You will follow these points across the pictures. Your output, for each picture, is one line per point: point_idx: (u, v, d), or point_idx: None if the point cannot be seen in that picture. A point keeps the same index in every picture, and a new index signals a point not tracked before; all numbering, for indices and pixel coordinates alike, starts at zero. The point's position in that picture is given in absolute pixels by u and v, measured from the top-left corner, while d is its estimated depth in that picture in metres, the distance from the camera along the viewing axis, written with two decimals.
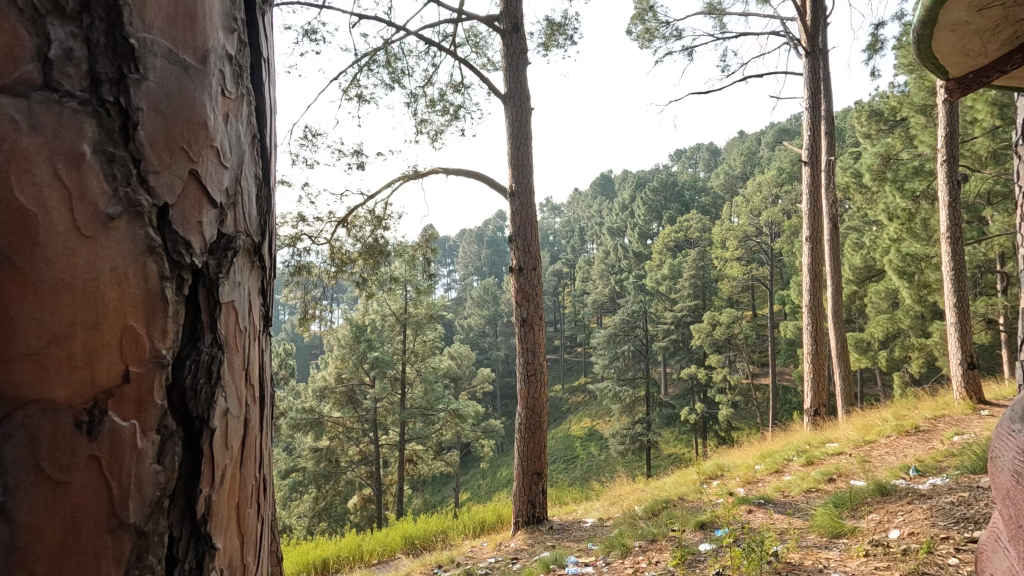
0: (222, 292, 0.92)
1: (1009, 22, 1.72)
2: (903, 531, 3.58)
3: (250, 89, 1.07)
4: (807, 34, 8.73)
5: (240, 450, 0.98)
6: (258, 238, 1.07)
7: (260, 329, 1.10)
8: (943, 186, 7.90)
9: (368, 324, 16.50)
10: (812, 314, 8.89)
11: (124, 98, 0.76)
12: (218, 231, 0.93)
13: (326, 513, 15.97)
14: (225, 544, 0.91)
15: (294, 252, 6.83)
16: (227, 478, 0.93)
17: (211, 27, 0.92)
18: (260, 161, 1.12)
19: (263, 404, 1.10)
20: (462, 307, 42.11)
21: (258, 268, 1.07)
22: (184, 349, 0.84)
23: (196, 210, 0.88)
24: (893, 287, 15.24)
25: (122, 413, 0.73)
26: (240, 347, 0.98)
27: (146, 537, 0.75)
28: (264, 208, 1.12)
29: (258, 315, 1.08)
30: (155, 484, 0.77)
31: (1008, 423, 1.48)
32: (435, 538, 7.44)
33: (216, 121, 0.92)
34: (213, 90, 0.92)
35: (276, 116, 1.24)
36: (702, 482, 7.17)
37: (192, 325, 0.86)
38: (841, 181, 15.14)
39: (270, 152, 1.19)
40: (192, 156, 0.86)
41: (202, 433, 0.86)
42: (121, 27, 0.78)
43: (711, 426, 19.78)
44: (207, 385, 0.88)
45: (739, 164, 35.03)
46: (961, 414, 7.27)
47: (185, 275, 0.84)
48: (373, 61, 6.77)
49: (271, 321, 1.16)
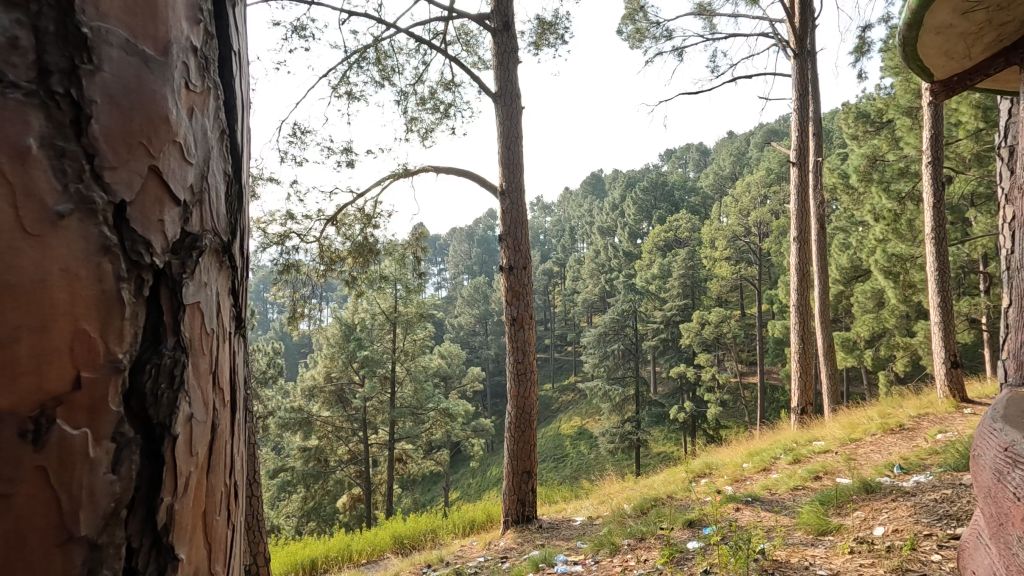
0: (187, 292, 0.89)
1: (993, 26, 1.74)
2: (888, 528, 3.62)
3: (218, 83, 1.04)
4: (796, 36, 8.81)
5: (206, 456, 0.94)
6: (227, 237, 1.04)
7: (231, 330, 1.07)
8: (928, 188, 7.99)
9: (357, 323, 16.40)
10: (800, 314, 8.96)
11: (75, 89, 0.74)
12: (182, 229, 0.90)
13: (315, 512, 16.02)
14: (189, 555, 0.88)
15: (282, 251, 6.77)
16: (192, 488, 0.90)
17: (173, 17, 0.90)
18: (230, 157, 1.10)
19: (234, 409, 1.07)
20: (452, 305, 42.04)
21: (227, 268, 1.04)
22: (144, 353, 0.81)
23: (157, 208, 0.85)
24: (879, 287, 15.42)
25: (73, 421, 0.70)
26: (207, 350, 0.95)
27: (100, 551, 0.71)
28: (234, 205, 1.09)
29: (228, 317, 1.05)
30: (110, 494, 0.73)
31: (990, 422, 1.50)
32: (424, 537, 7.40)
33: (179, 115, 0.89)
34: (176, 83, 0.89)
35: (247, 113, 1.21)
36: (691, 480, 7.22)
37: (154, 327, 0.83)
38: (829, 182, 15.28)
39: (240, 150, 1.16)
40: (151, 151, 0.83)
41: (164, 440, 0.83)
42: (72, 15, 0.75)
43: (699, 424, 19.89)
44: (169, 390, 0.84)
45: (728, 165, 35.29)
46: (944, 412, 7.38)
47: (145, 275, 0.81)
48: (363, 58, 6.74)
49: (242, 324, 1.13)
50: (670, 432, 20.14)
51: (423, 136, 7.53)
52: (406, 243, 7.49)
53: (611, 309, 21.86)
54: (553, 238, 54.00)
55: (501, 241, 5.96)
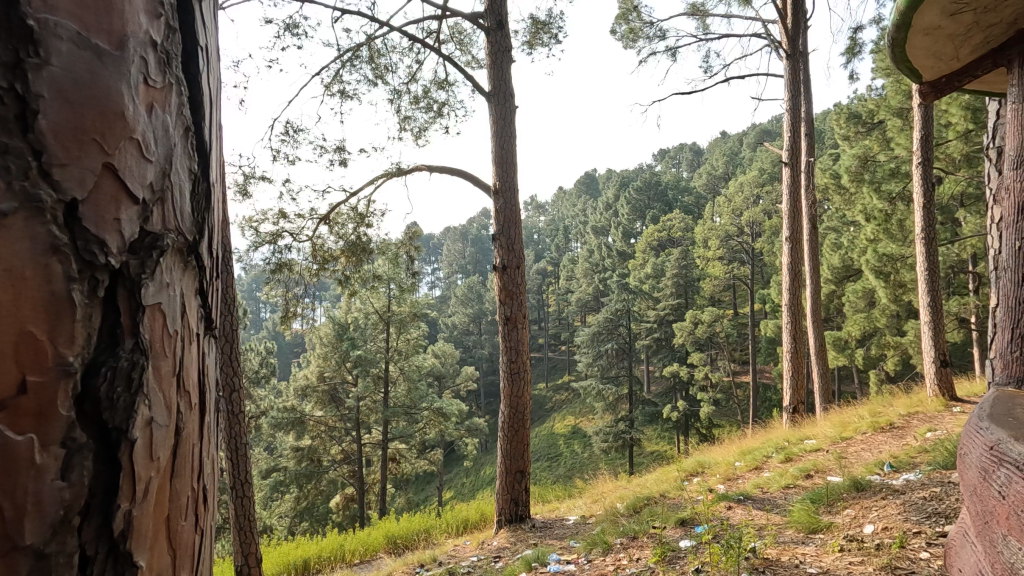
0: (145, 293, 0.87)
1: (980, 27, 1.76)
2: (877, 526, 3.65)
3: (182, 79, 1.02)
4: (788, 36, 8.85)
5: (169, 460, 0.92)
6: (193, 236, 1.02)
7: (199, 331, 1.05)
8: (919, 188, 8.06)
9: (350, 322, 16.33)
10: (792, 313, 9.00)
11: (21, 84, 0.73)
12: (141, 228, 0.88)
13: (309, 514, 16.39)
14: (149, 561, 0.86)
15: (274, 250, 6.75)
16: (153, 492, 0.88)
17: (131, 10, 0.88)
18: (198, 154, 1.07)
19: (202, 411, 1.05)
20: (446, 305, 41.94)
21: (193, 268, 1.02)
22: (99, 356, 0.80)
23: (112, 207, 0.83)
24: (870, 287, 15.54)
25: (18, 426, 0.70)
26: (169, 352, 0.92)
27: (47, 559, 0.70)
28: (201, 205, 1.07)
29: (195, 317, 1.02)
30: (59, 501, 0.72)
31: (977, 420, 1.51)
32: (417, 537, 7.38)
33: (138, 112, 0.87)
34: (135, 78, 0.87)
35: (218, 109, 1.19)
36: (684, 479, 7.25)
37: (110, 330, 0.82)
38: (821, 182, 15.38)
39: (210, 146, 1.14)
40: (106, 149, 0.82)
41: (120, 445, 0.81)
42: (17, 8, 0.74)
43: (692, 423, 19.96)
44: (126, 392, 0.82)
45: (721, 165, 35.45)
46: (934, 411, 7.45)
47: (100, 276, 0.80)
48: (356, 56, 6.73)
49: (212, 324, 1.10)
50: (663, 432, 20.22)
51: (417, 135, 7.52)
52: (400, 242, 7.46)
53: (605, 308, 21.90)
54: (547, 237, 54.01)
55: (494, 241, 5.95)
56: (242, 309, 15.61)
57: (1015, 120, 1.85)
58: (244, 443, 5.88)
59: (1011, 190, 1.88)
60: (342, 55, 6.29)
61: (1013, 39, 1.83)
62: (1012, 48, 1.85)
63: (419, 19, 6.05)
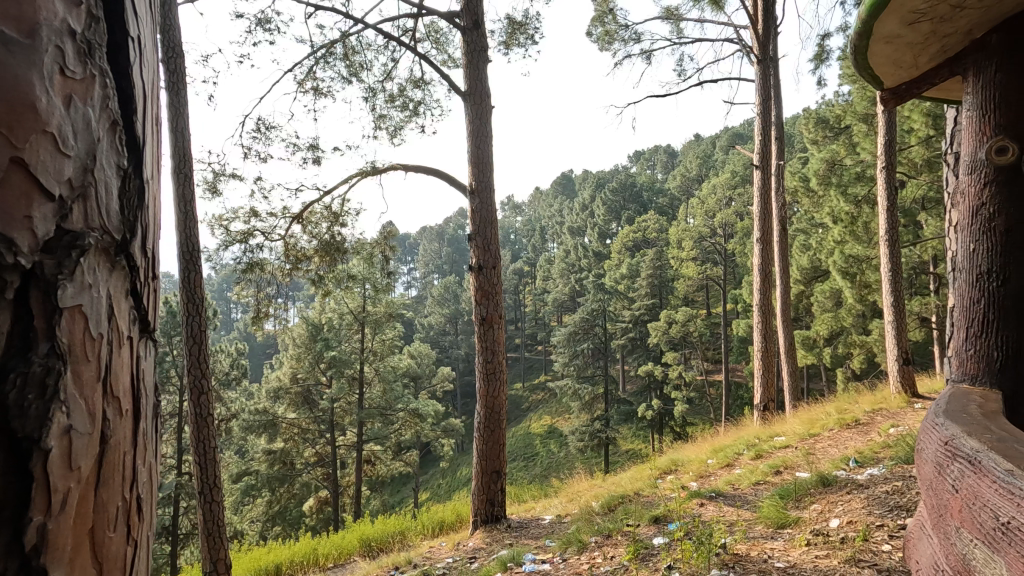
0: (65, 294, 0.80)
1: (937, 36, 1.82)
2: (843, 520, 3.75)
3: (108, 68, 0.95)
4: (759, 42, 9.04)
5: (94, 472, 0.84)
6: (122, 235, 0.95)
7: (131, 334, 0.98)
8: (883, 192, 8.31)
9: (324, 322, 16.08)
10: (762, 313, 9.20)
11: None
12: (58, 224, 0.80)
13: (280, 518, 16.09)
14: None
15: (245, 249, 6.62)
16: (73, 508, 0.80)
17: None
18: (128, 150, 1.00)
19: (135, 420, 0.98)
20: (422, 305, 41.63)
21: (123, 267, 0.94)
22: (9, 362, 0.72)
23: (22, 204, 0.75)
24: (836, 287, 15.97)
25: None
26: (93, 356, 0.84)
27: None
28: (133, 202, 1.00)
29: (124, 320, 0.95)
30: None
31: (934, 416, 1.56)
32: (392, 539, 7.28)
33: (51, 104, 0.80)
34: (47, 68, 0.80)
35: (152, 103, 1.13)
36: (657, 477, 7.35)
37: (22, 334, 0.74)
38: (790, 185, 15.75)
39: (144, 141, 1.07)
40: (13, 142, 0.75)
41: (34, 458, 0.74)
42: None
43: (666, 422, 20.19)
44: (38, 401, 0.74)
45: (695, 167, 36.07)
46: (897, 407, 7.69)
47: (10, 277, 0.73)
48: (330, 53, 6.64)
49: (146, 327, 1.03)
50: (638, 430, 20.44)
51: (393, 134, 7.46)
52: (374, 242, 7.37)
53: (581, 308, 22.03)
54: (524, 237, 54.09)
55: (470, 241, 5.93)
56: (212, 309, 15.25)
57: (972, 126, 1.92)
58: (213, 447, 5.73)
59: (967, 194, 1.96)
60: (316, 52, 6.24)
61: (970, 46, 1.90)
62: (968, 56, 1.92)
63: (394, 18, 6.00)
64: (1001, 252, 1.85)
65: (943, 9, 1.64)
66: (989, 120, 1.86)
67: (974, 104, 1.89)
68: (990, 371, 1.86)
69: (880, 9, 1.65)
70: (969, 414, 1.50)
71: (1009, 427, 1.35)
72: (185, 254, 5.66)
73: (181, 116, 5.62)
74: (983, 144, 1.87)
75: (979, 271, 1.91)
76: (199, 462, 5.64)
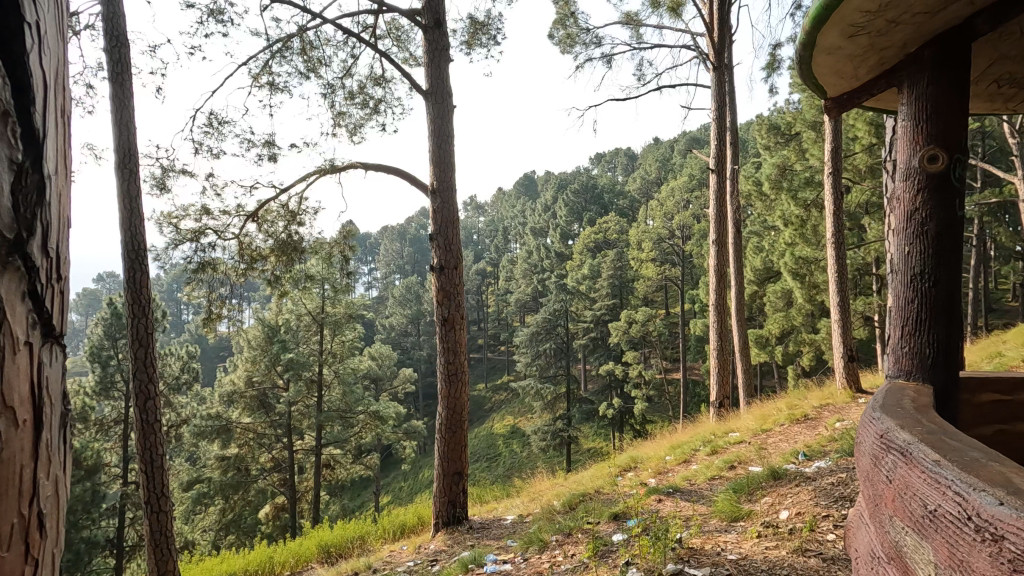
0: None
1: (874, 50, 1.91)
2: (792, 511, 3.91)
3: None
4: (715, 49, 9.32)
5: None
6: (14, 235, 0.91)
7: (31, 338, 0.94)
8: (830, 196, 8.69)
9: (281, 323, 15.64)
10: (718, 312, 9.48)
11: None
12: None
13: (235, 526, 15.32)
14: None
15: (197, 248, 6.36)
16: None
17: None
18: (24, 145, 0.96)
19: (35, 428, 0.94)
20: (383, 305, 41.00)
21: (17, 268, 0.91)
22: None
23: None
24: (787, 287, 16.60)
25: None
26: None
27: None
28: (31, 199, 0.96)
29: (22, 323, 0.92)
30: None
31: (873, 410, 1.63)
32: (352, 544, 7.15)
33: None
34: None
35: (54, 91, 1.07)
36: (617, 474, 7.48)
37: None
38: (745, 189, 16.28)
39: (45, 136, 1.02)
40: None
41: None
42: None
43: (627, 420, 20.49)
44: None
45: (654, 170, 36.86)
46: (842, 402, 8.06)
47: None
48: (287, 47, 6.46)
49: (53, 330, 1.01)
50: (600, 429, 20.72)
51: (352, 132, 7.33)
52: (333, 241, 7.22)
53: (544, 309, 22.17)
54: (487, 238, 54.01)
55: (431, 241, 5.88)
56: (160, 311, 14.62)
57: (906, 135, 2.03)
58: (161, 455, 5.49)
59: (903, 199, 2.06)
60: (271, 46, 6.06)
61: (905, 60, 2.01)
62: (903, 70, 2.03)
63: (353, 14, 5.90)
64: (931, 255, 1.96)
65: (880, 23, 1.73)
66: (921, 130, 1.96)
67: (908, 114, 2.00)
68: (922, 367, 1.97)
69: (822, 21, 1.72)
70: (903, 408, 1.58)
71: (938, 420, 1.43)
72: (131, 252, 5.40)
73: (126, 108, 5.37)
74: (916, 152, 1.98)
75: (913, 272, 2.01)
76: (145, 471, 5.39)
